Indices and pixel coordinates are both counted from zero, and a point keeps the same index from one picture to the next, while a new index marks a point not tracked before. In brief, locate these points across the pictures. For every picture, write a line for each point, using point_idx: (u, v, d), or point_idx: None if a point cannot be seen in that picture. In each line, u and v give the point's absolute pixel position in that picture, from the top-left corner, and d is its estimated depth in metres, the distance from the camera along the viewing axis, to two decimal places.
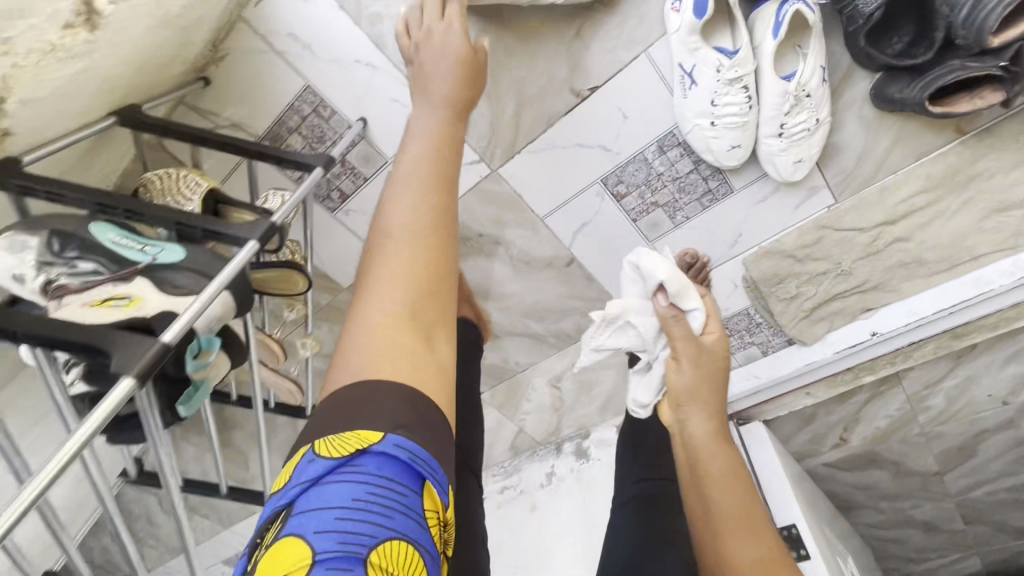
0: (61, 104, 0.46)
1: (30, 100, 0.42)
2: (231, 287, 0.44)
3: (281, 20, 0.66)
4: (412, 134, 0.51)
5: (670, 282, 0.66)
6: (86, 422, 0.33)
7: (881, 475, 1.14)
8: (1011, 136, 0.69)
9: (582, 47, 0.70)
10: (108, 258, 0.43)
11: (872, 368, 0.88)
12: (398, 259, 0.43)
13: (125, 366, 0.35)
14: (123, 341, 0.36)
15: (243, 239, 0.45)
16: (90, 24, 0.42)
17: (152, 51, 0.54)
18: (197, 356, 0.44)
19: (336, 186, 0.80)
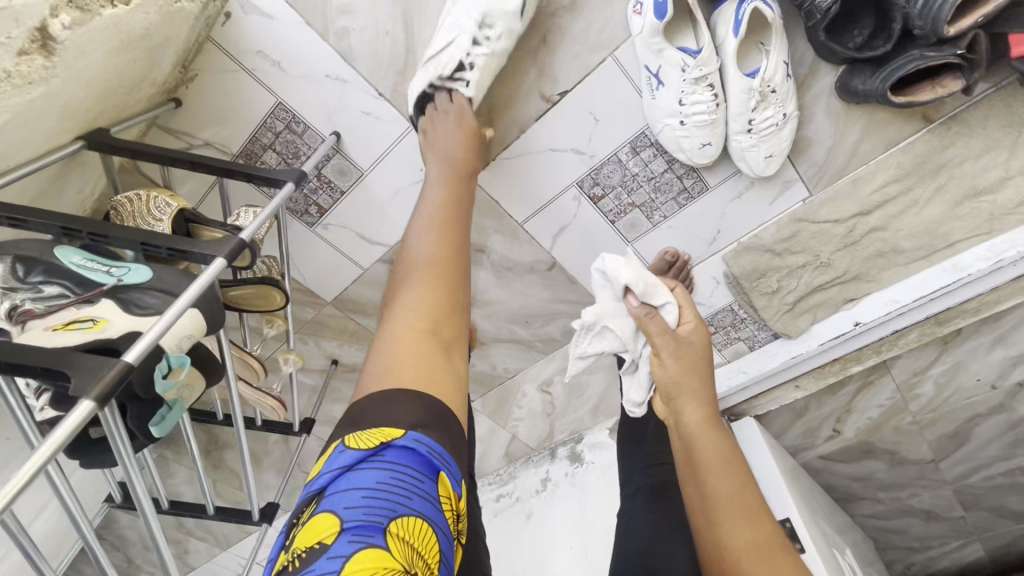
0: (25, 131, 0.46)
1: None
2: (199, 303, 0.44)
3: (249, 38, 0.67)
4: (430, 190, 0.63)
5: (635, 284, 0.64)
6: (45, 442, 0.32)
7: (875, 465, 0.99)
8: (977, 122, 0.70)
9: (549, 52, 0.71)
10: (74, 282, 0.43)
11: (858, 358, 0.84)
12: (421, 286, 0.52)
13: (82, 389, 0.34)
14: (84, 363, 0.35)
15: (210, 256, 0.44)
16: (45, 50, 0.43)
17: (118, 75, 0.54)
18: (168, 375, 0.44)
19: (314, 201, 0.80)
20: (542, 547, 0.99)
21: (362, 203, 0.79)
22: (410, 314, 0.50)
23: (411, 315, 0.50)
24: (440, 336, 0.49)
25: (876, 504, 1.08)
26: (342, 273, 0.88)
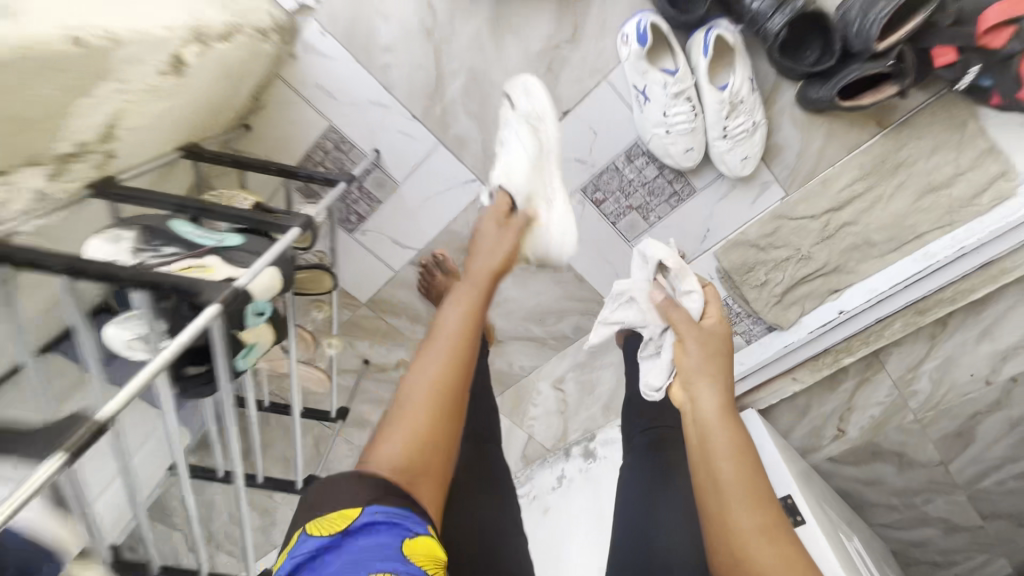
0: (147, 137, 0.58)
1: (133, 129, 0.55)
2: (278, 263, 0.56)
3: (309, 74, 0.81)
4: (465, 282, 0.55)
5: (669, 257, 0.71)
6: (174, 343, 0.41)
7: (884, 467, 0.98)
8: (924, 125, 0.82)
9: (554, 78, 0.82)
10: (183, 245, 0.54)
11: (850, 350, 0.93)
12: (415, 405, 0.44)
13: (212, 299, 0.44)
14: (211, 285, 0.46)
15: (286, 227, 0.58)
16: (178, 72, 0.54)
17: (211, 99, 0.67)
18: (256, 315, 0.55)
19: (355, 210, 0.93)
20: (555, 541, 0.98)
21: (396, 210, 0.92)
22: (401, 403, 0.44)
23: (401, 405, 0.44)
24: (431, 442, 0.43)
25: (892, 512, 1.03)
26: (376, 275, 1.00)
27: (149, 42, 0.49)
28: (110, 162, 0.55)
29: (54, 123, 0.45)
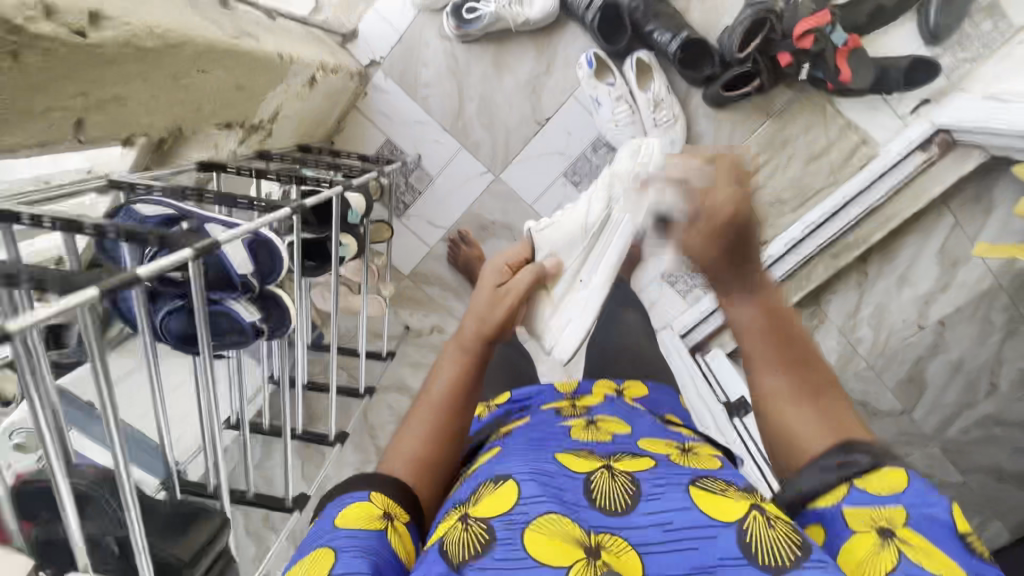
0: (286, 126, 0.96)
1: (282, 117, 0.93)
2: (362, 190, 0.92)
3: (372, 105, 1.22)
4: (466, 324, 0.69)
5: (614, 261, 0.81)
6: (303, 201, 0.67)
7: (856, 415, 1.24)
8: (797, 112, 1.18)
9: (538, 96, 1.18)
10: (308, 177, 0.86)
11: (789, 291, 1.20)
12: (422, 424, 0.61)
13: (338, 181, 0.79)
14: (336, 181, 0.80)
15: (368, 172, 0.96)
16: (310, 85, 0.94)
17: (319, 113, 1.07)
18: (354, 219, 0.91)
19: (403, 200, 1.29)
20: None
21: (432, 199, 1.29)
22: (415, 432, 0.61)
23: (416, 431, 0.61)
24: (434, 457, 0.59)
25: None
26: (415, 250, 1.34)
27: (304, 65, 0.88)
28: (266, 138, 0.93)
29: (257, 102, 0.81)
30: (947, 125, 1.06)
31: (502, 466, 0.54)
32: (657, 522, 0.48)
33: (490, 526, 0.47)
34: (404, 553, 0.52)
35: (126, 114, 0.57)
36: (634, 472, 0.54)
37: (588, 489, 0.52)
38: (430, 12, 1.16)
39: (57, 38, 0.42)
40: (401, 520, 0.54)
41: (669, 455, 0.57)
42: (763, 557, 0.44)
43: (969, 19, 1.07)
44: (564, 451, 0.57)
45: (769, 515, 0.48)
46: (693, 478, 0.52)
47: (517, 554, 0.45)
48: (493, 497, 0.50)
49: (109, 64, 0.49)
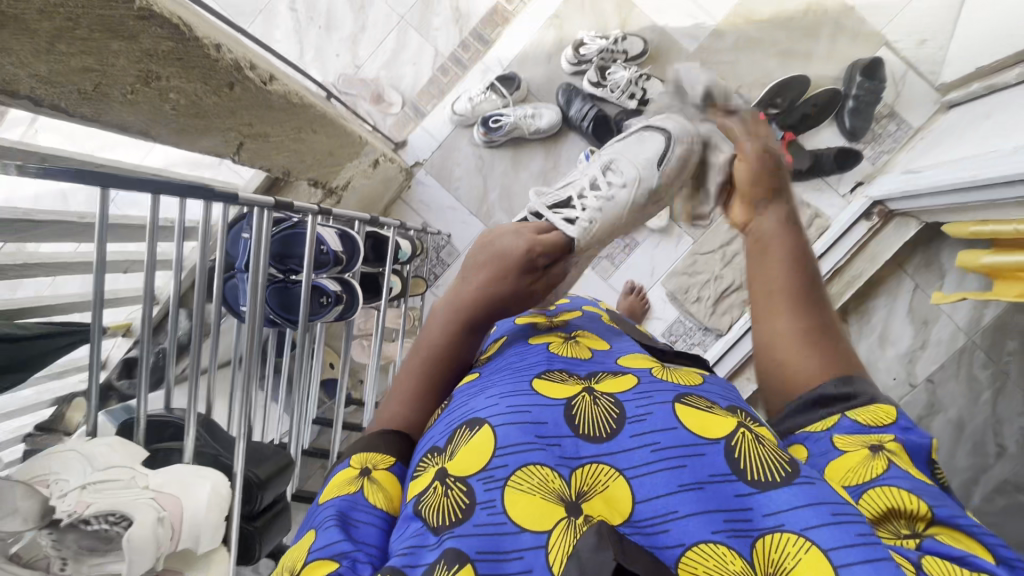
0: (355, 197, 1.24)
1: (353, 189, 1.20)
2: (408, 239, 1.18)
3: (413, 195, 1.53)
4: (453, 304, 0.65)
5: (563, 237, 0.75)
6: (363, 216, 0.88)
7: None
8: None
9: (547, 184, 1.48)
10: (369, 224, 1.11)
11: None
12: (412, 391, 0.61)
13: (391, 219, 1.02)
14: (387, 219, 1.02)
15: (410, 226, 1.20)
16: (373, 165, 1.22)
17: (377, 195, 1.35)
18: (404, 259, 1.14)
19: (434, 272, 1.54)
20: None
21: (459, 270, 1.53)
22: (405, 393, 0.61)
23: (407, 389, 0.61)
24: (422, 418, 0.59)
25: None
26: None
27: (371, 148, 1.18)
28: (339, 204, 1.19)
29: (338, 168, 1.08)
30: (879, 197, 1.34)
31: (476, 408, 0.50)
32: (644, 444, 0.45)
33: (470, 487, 0.43)
34: (385, 503, 0.49)
35: (263, 149, 0.81)
36: (619, 392, 0.51)
37: (569, 414, 0.49)
38: (463, 127, 1.52)
39: (253, 80, 0.68)
40: (383, 468, 0.52)
41: (649, 370, 0.55)
42: (752, 473, 0.43)
43: (877, 123, 1.41)
44: (542, 377, 0.53)
45: (755, 433, 0.47)
46: (676, 395, 0.49)
47: (495, 518, 0.42)
48: (470, 448, 0.46)
49: (269, 107, 0.76)
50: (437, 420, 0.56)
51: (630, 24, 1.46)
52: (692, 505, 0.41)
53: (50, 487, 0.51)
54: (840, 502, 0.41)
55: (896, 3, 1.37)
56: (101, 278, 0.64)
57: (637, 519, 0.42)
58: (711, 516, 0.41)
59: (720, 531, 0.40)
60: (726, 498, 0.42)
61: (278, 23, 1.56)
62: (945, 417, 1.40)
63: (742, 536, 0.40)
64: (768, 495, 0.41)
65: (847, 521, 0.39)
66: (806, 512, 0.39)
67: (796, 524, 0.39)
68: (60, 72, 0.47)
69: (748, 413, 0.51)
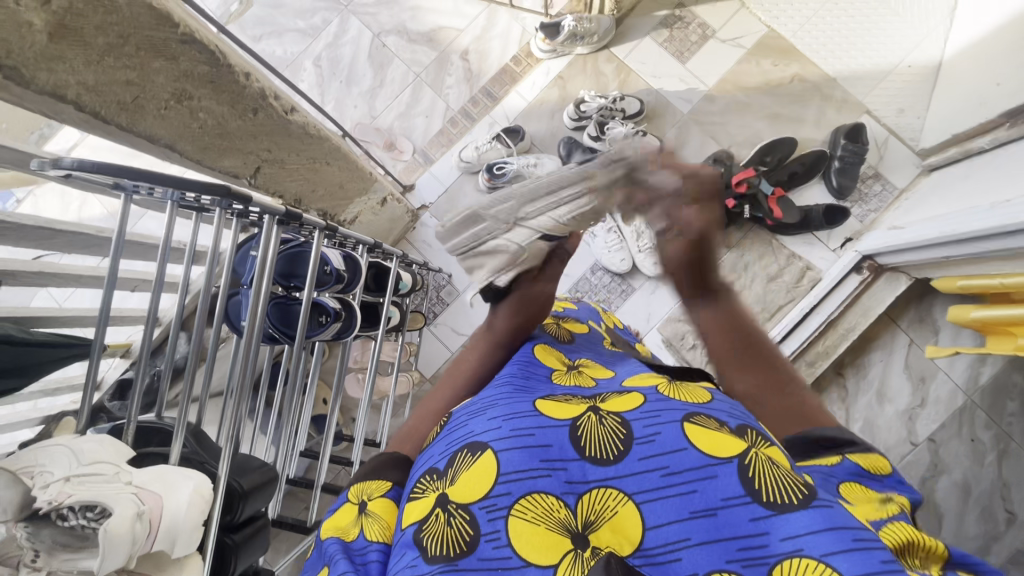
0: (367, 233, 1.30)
1: (364, 226, 1.26)
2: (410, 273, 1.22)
3: (416, 237, 1.59)
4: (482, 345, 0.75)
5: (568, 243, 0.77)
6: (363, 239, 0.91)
7: None
8: (750, 244, 1.52)
9: None
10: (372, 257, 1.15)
11: None
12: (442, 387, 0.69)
13: (393, 252, 1.07)
14: (388, 251, 1.06)
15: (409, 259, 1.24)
16: (379, 203, 1.28)
17: (385, 232, 1.41)
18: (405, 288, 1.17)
19: (433, 309, 1.57)
20: None
21: (458, 310, 1.57)
22: (418, 422, 0.63)
23: (421, 419, 0.64)
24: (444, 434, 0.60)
25: None
26: (439, 355, 1.55)
27: (380, 186, 1.26)
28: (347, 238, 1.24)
29: (348, 202, 1.14)
30: (868, 252, 1.38)
31: (476, 429, 0.48)
32: (654, 467, 0.43)
33: (472, 516, 0.42)
34: (383, 534, 0.48)
35: (279, 175, 0.87)
36: (624, 412, 0.48)
37: (574, 435, 0.46)
38: (468, 173, 1.60)
39: (276, 108, 0.77)
40: (379, 496, 0.52)
41: (656, 388, 0.52)
42: (767, 493, 0.39)
43: (863, 183, 1.48)
44: (546, 398, 0.51)
45: (768, 452, 0.42)
46: (686, 414, 0.46)
47: (500, 552, 0.41)
48: (472, 475, 0.44)
49: (287, 134, 0.83)
50: (436, 436, 0.54)
51: (628, 87, 1.58)
52: (705, 534, 0.39)
53: (34, 479, 0.51)
54: (861, 527, 0.36)
55: (874, 76, 1.48)
56: (108, 298, 0.63)
57: (647, 548, 0.40)
58: (724, 545, 0.38)
59: (735, 561, 0.37)
60: (740, 524, 0.38)
61: (303, 75, 1.69)
62: (950, 478, 1.37)
63: (757, 565, 0.36)
64: (785, 518, 0.37)
65: (869, 547, 0.34)
66: (826, 537, 0.35)
67: (814, 549, 0.35)
68: (105, 82, 0.54)
69: (759, 432, 0.45)
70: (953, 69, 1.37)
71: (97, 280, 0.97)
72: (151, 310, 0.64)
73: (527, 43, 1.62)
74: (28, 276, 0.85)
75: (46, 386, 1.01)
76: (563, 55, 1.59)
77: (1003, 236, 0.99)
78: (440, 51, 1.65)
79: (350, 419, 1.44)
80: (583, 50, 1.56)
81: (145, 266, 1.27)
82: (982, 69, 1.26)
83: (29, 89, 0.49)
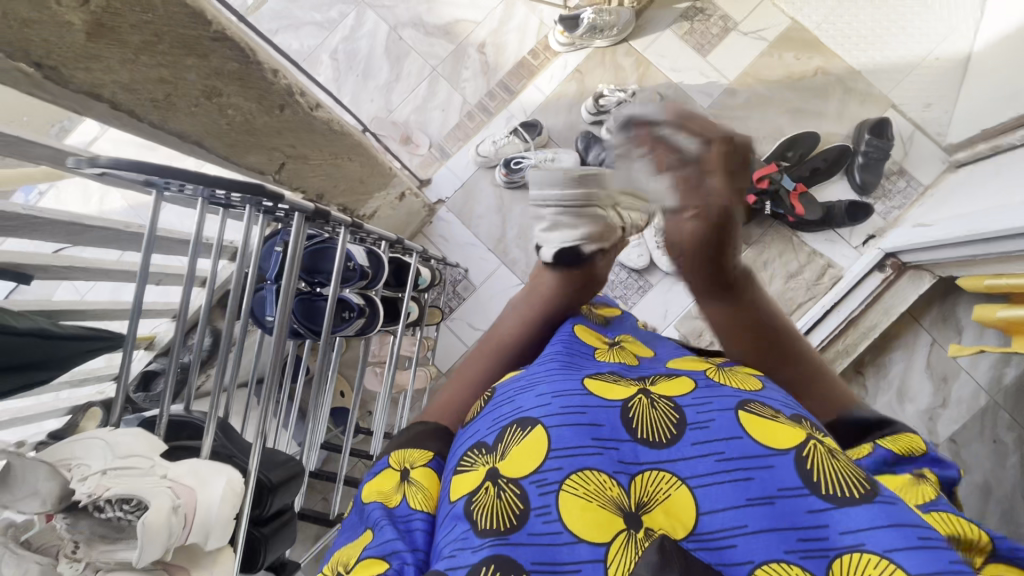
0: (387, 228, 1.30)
1: (384, 221, 1.26)
2: (428, 268, 1.22)
3: (433, 232, 1.59)
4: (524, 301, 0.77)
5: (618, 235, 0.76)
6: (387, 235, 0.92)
7: None
8: (770, 240, 1.50)
9: None
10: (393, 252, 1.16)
11: None
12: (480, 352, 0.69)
13: (413, 248, 1.08)
14: (408, 247, 1.07)
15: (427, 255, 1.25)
16: (397, 198, 1.28)
17: (403, 227, 1.42)
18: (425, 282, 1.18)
19: (449, 304, 1.57)
20: None
21: (474, 305, 1.57)
22: (452, 393, 0.64)
23: (455, 389, 0.64)
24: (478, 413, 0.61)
25: None
26: (455, 350, 1.56)
27: (398, 181, 1.26)
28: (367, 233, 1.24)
29: (368, 197, 1.14)
30: (892, 251, 1.37)
31: (525, 405, 0.47)
32: (708, 452, 0.42)
33: (523, 491, 0.42)
34: (427, 504, 0.49)
35: (302, 170, 0.88)
36: (676, 396, 0.47)
37: (626, 417, 0.46)
38: (485, 168, 1.60)
39: (302, 104, 0.76)
40: (423, 465, 0.53)
41: (705, 372, 0.52)
42: (828, 486, 0.38)
43: (887, 179, 1.46)
44: (595, 377, 0.50)
45: (826, 445, 0.42)
46: (741, 402, 0.45)
47: (551, 527, 0.41)
48: (523, 449, 0.44)
49: (311, 130, 0.83)
50: (480, 410, 0.54)
51: (647, 81, 1.56)
52: (762, 521, 0.38)
53: (72, 471, 0.52)
54: (925, 526, 0.35)
55: (900, 69, 1.45)
56: (140, 293, 0.64)
57: (701, 533, 0.39)
58: (784, 534, 0.37)
59: (793, 550, 0.36)
60: (799, 515, 0.37)
61: (320, 69, 1.69)
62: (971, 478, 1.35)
63: (816, 556, 0.36)
64: (845, 512, 0.36)
65: (935, 547, 0.34)
66: (888, 534, 0.34)
67: (878, 545, 0.34)
68: (139, 81, 0.54)
69: (812, 422, 0.46)
70: (983, 63, 1.34)
71: (123, 273, 0.99)
72: (184, 305, 0.65)
73: (544, 36, 1.61)
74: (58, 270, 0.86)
75: (73, 377, 1.03)
76: (581, 48, 1.58)
77: None
78: (456, 44, 1.64)
79: (368, 412, 1.45)
80: (602, 43, 1.55)
81: (166, 260, 1.28)
82: (1013, 63, 1.23)
83: (67, 87, 0.51)
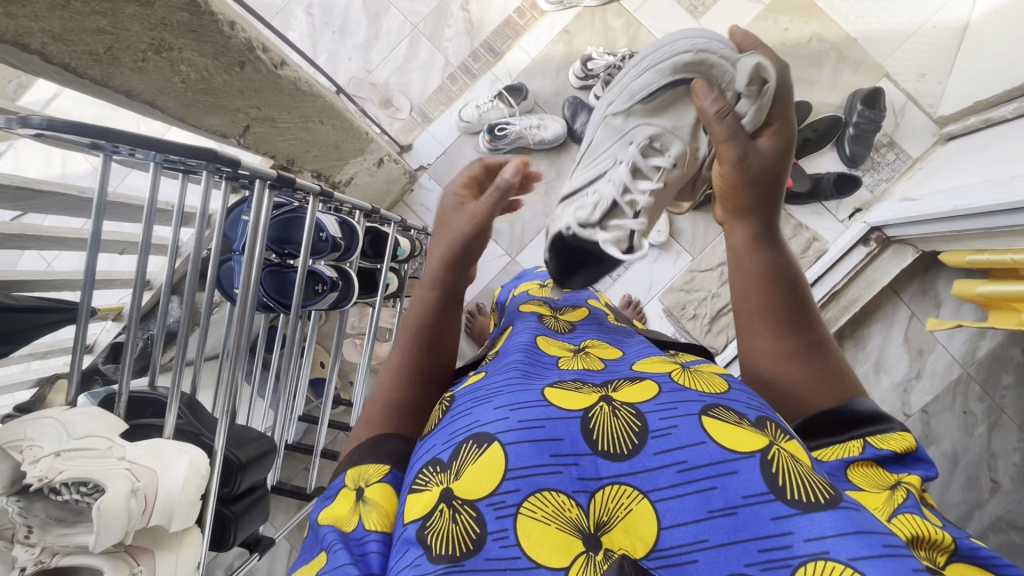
0: (367, 197, 1.26)
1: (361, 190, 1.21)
2: (408, 237, 1.18)
3: (414, 201, 1.55)
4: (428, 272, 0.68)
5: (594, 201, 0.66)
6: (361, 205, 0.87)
7: None
8: None
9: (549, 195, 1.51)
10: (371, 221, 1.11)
11: None
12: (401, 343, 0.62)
13: (391, 217, 1.03)
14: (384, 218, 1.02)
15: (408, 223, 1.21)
16: (375, 164, 1.23)
17: (383, 195, 1.37)
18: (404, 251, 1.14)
19: None
20: None
21: None
22: (389, 393, 0.58)
23: (390, 389, 0.58)
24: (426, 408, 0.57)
25: None
26: None
27: (376, 147, 1.20)
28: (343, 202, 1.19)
29: (343, 163, 1.09)
30: (877, 224, 1.35)
31: (482, 419, 0.44)
32: (670, 463, 0.40)
33: (479, 513, 0.39)
34: (384, 523, 0.45)
35: (269, 134, 0.83)
36: (637, 403, 0.45)
37: (586, 428, 0.44)
38: (469, 134, 1.54)
39: (265, 62, 0.71)
40: (377, 481, 0.48)
41: (669, 375, 0.49)
42: (793, 491, 0.37)
43: (876, 151, 1.44)
44: (554, 387, 0.48)
45: (789, 449, 0.40)
46: (704, 407, 0.43)
47: (508, 552, 0.38)
48: (477, 468, 0.41)
49: (278, 90, 0.77)
50: (439, 420, 0.51)
51: (638, 43, 1.49)
52: (725, 534, 0.36)
53: (23, 453, 0.49)
54: (887, 532, 0.35)
55: (897, 37, 1.41)
56: (92, 263, 0.60)
57: (662, 549, 0.37)
58: (744, 547, 0.35)
59: (754, 564, 0.34)
60: (761, 524, 0.36)
61: (294, 25, 1.59)
62: (939, 448, 1.39)
63: (780, 567, 0.34)
64: (810, 518, 0.35)
65: (898, 553, 0.33)
66: (853, 540, 0.33)
67: (842, 553, 0.33)
68: (74, 31, 0.49)
69: (777, 424, 0.44)
70: (980, 33, 1.31)
71: (83, 241, 0.93)
72: (138, 278, 0.61)
73: None
74: (9, 239, 0.81)
75: (35, 349, 0.99)
76: (570, 7, 1.50)
77: (1016, 212, 0.96)
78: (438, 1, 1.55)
79: (349, 383, 1.44)
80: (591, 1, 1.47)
81: (132, 227, 1.23)
82: (1011, 33, 1.19)
83: None
